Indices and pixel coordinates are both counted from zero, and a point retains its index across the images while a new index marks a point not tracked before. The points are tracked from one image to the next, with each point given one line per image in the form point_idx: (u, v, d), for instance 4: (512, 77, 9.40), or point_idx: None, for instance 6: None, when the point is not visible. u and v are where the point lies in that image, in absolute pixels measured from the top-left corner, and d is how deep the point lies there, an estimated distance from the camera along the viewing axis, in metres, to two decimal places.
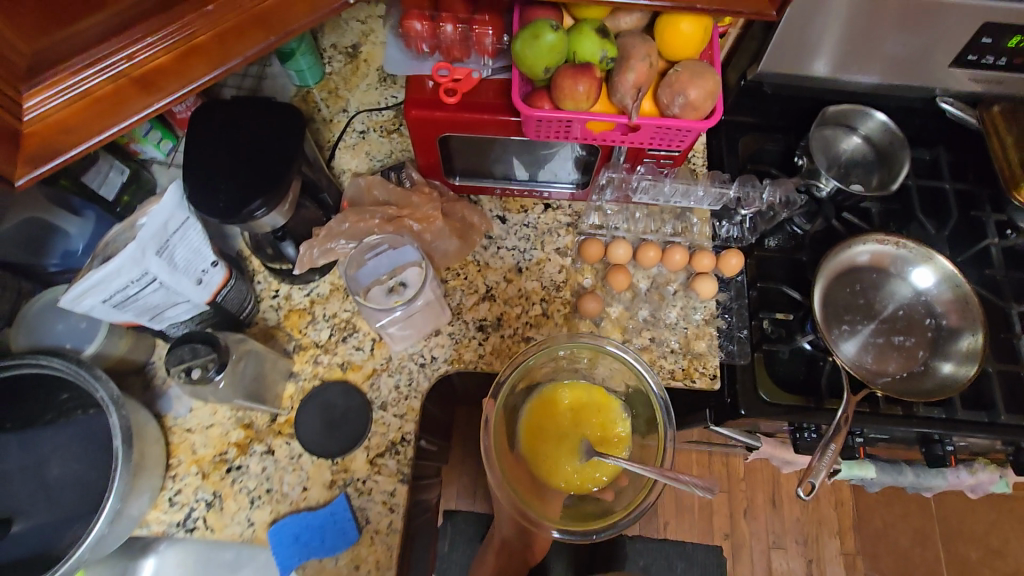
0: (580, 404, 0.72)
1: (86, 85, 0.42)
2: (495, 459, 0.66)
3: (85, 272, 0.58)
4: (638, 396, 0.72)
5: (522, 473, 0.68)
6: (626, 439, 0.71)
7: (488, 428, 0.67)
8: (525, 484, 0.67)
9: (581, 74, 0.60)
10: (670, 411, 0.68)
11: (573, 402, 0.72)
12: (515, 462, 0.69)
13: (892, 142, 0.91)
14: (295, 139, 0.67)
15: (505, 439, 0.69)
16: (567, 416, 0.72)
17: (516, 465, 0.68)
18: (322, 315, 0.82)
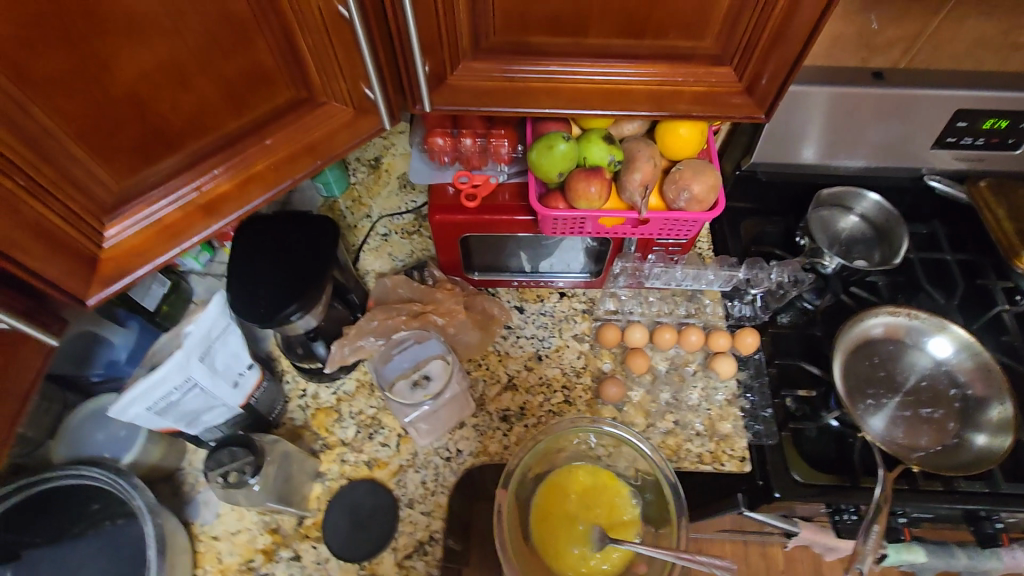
0: (587, 488, 0.72)
1: (160, 213, 0.48)
2: (510, 554, 0.65)
3: (133, 382, 0.61)
4: (650, 483, 0.72)
5: (535, 562, 0.68)
6: (633, 522, 0.71)
7: (501, 523, 0.66)
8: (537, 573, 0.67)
9: (593, 176, 0.65)
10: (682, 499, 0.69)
11: (578, 487, 0.72)
12: (528, 550, 0.68)
13: (888, 219, 0.95)
14: (329, 247, 0.73)
15: (519, 529, 0.69)
16: (575, 502, 0.71)
17: (531, 558, 0.68)
18: (348, 412, 0.83)
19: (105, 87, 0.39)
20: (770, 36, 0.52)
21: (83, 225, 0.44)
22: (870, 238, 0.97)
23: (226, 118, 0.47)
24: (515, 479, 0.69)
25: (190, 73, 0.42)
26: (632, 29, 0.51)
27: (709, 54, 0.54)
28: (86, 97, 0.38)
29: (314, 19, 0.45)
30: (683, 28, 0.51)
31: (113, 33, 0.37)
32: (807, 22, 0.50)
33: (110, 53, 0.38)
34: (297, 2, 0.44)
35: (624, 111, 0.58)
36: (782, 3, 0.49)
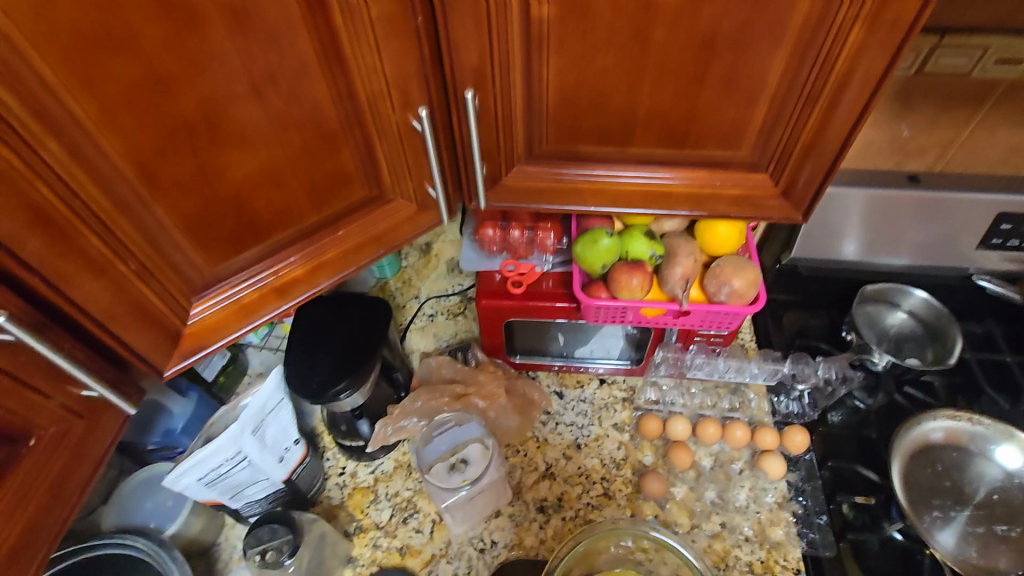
0: None
1: (239, 294, 0.53)
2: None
3: (188, 452, 0.64)
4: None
5: None
6: None
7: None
8: None
9: (636, 269, 0.68)
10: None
11: None
12: None
13: (939, 318, 0.94)
14: (380, 328, 0.76)
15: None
16: None
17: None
18: (384, 494, 0.83)
19: (214, 187, 0.45)
20: (805, 146, 0.56)
21: (174, 304, 0.49)
22: (920, 336, 0.95)
23: (308, 213, 0.53)
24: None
25: (284, 175, 0.48)
26: (673, 137, 0.56)
27: (746, 160, 0.58)
28: (198, 195, 0.45)
29: (392, 131, 0.52)
30: (721, 138, 0.56)
31: (228, 144, 0.43)
32: (840, 134, 0.53)
33: (223, 159, 0.44)
34: (380, 118, 0.50)
35: (663, 211, 0.62)
36: (815, 117, 0.53)
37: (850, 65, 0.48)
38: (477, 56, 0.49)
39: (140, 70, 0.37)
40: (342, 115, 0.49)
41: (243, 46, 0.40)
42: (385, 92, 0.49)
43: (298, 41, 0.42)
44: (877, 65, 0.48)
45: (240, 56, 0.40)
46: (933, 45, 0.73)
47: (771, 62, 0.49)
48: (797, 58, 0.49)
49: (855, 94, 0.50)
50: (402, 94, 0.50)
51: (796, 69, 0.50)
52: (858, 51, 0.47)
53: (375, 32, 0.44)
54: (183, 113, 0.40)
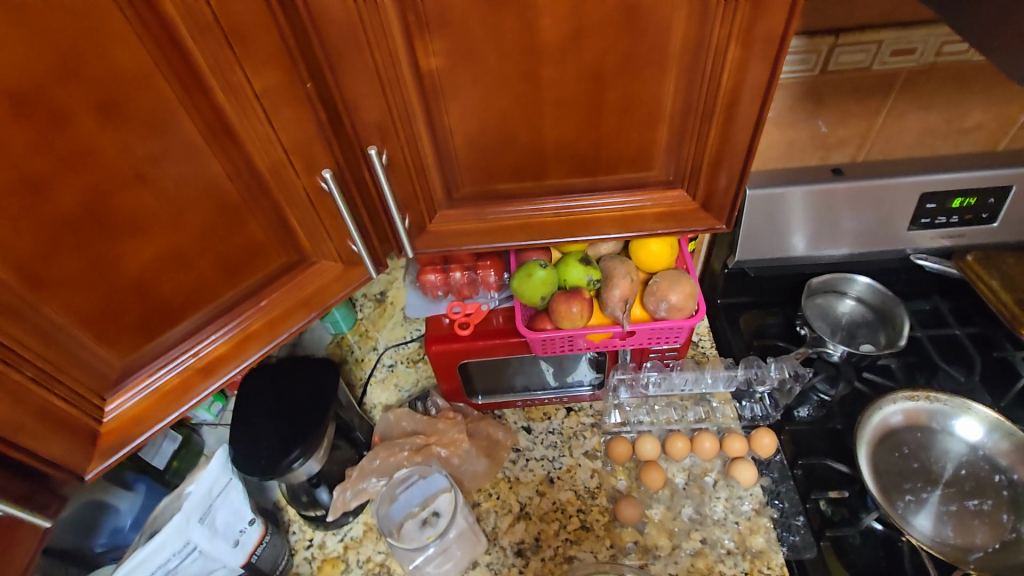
0: None
1: (159, 381, 0.51)
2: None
3: (131, 551, 0.60)
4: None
5: None
6: None
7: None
8: None
9: (573, 296, 0.68)
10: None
11: None
12: None
13: (884, 301, 0.96)
14: (331, 389, 0.74)
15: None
16: None
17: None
18: (356, 561, 0.79)
19: (111, 278, 0.44)
20: (713, 159, 0.57)
21: (86, 403, 0.47)
22: (871, 321, 0.97)
23: (223, 288, 0.51)
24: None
25: (190, 255, 0.47)
26: (586, 166, 0.57)
27: (662, 178, 0.59)
28: (94, 290, 0.43)
29: (301, 195, 0.51)
30: (632, 160, 0.57)
31: (120, 234, 0.42)
32: (743, 144, 0.55)
33: (116, 250, 0.43)
34: (285, 184, 0.50)
35: (593, 237, 0.62)
36: (716, 130, 0.54)
37: (738, 79, 0.50)
38: (376, 112, 0.49)
39: (6, 173, 0.35)
40: (243, 188, 0.48)
41: (120, 136, 0.39)
42: (286, 159, 0.48)
43: (182, 122, 0.42)
44: (762, 77, 0.49)
45: (119, 146, 0.39)
46: (831, 45, 0.76)
47: (663, 84, 0.50)
48: (687, 78, 0.50)
49: (748, 106, 0.52)
50: (305, 158, 0.49)
51: (688, 88, 0.51)
52: (742, 65, 0.49)
53: (263, 103, 0.44)
54: (63, 210, 0.39)
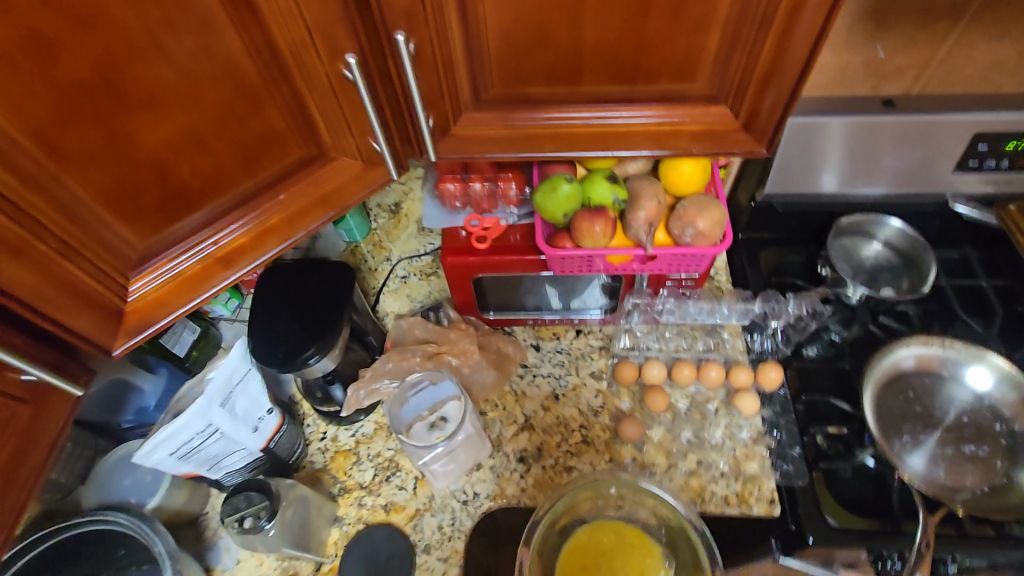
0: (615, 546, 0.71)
1: (180, 266, 0.51)
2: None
3: (157, 427, 0.64)
4: (680, 534, 0.70)
5: None
6: None
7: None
8: None
9: (597, 215, 0.66)
10: (715, 546, 0.67)
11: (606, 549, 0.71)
12: None
13: (913, 247, 0.93)
14: (345, 291, 0.75)
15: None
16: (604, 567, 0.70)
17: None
18: (366, 455, 0.83)
19: (128, 155, 0.42)
20: (763, 74, 0.53)
21: (109, 281, 0.47)
22: (896, 266, 0.94)
23: (240, 177, 0.50)
24: (536, 537, 0.68)
25: (207, 138, 0.46)
26: (626, 72, 0.53)
27: (704, 93, 0.55)
28: (111, 165, 0.42)
29: (322, 82, 0.48)
30: (675, 70, 0.53)
31: (136, 107, 0.40)
32: (798, 58, 0.50)
33: (132, 125, 0.41)
34: (306, 69, 0.47)
35: (624, 152, 0.59)
36: (771, 41, 0.50)
37: None
38: None
39: (15, 29, 0.33)
40: (262, 69, 0.45)
41: None
42: (308, 41, 0.45)
43: None
44: None
45: (132, 8, 0.37)
46: None
47: None
48: None
49: (811, 14, 0.47)
50: (327, 43, 0.46)
51: None
52: None
53: None
54: (76, 76, 0.37)
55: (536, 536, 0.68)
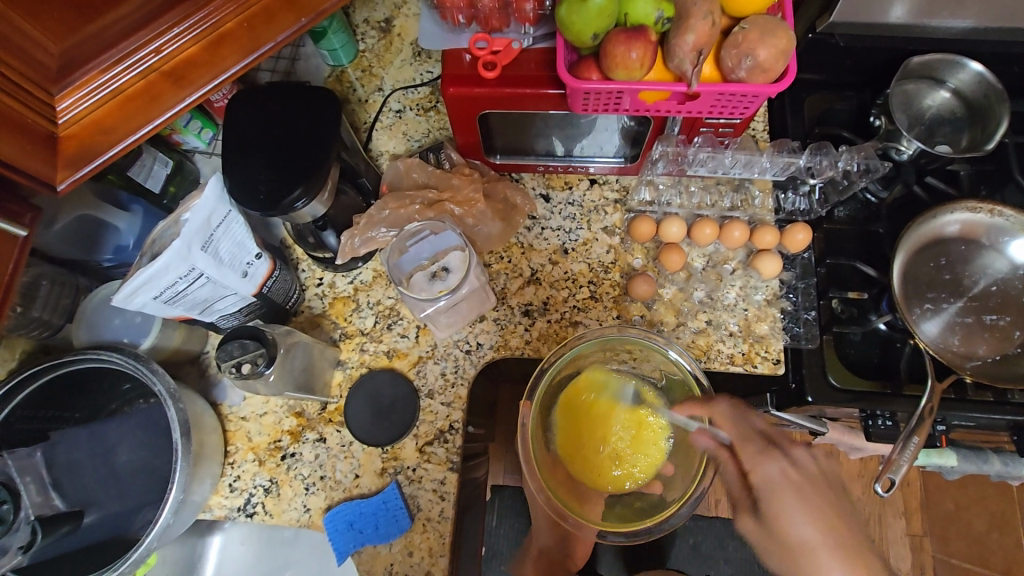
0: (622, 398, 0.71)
1: (118, 82, 0.41)
2: (535, 467, 0.65)
3: (135, 269, 0.58)
4: (678, 388, 0.70)
5: (563, 476, 0.68)
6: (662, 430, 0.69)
7: (523, 433, 0.67)
8: (566, 489, 0.67)
9: (635, 38, 0.53)
10: (711, 395, 0.68)
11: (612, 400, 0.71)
12: (553, 464, 0.68)
13: (987, 95, 0.78)
14: (332, 125, 0.65)
15: (541, 433, 0.68)
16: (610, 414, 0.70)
17: (557, 472, 0.67)
18: (366, 302, 0.81)
19: None
20: None
21: (27, 95, 0.38)
22: (959, 118, 0.81)
23: None
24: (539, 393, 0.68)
25: None
26: None
27: None
28: None
29: None
30: None
31: None
32: None
33: None
34: None
35: None
36: None
37: None
38: None
39: None
40: None
41: None
42: None
43: None
44: None
45: None
46: None
47: None
48: None
49: None
50: None
51: None
52: None
53: None
54: None
55: (540, 390, 0.68)
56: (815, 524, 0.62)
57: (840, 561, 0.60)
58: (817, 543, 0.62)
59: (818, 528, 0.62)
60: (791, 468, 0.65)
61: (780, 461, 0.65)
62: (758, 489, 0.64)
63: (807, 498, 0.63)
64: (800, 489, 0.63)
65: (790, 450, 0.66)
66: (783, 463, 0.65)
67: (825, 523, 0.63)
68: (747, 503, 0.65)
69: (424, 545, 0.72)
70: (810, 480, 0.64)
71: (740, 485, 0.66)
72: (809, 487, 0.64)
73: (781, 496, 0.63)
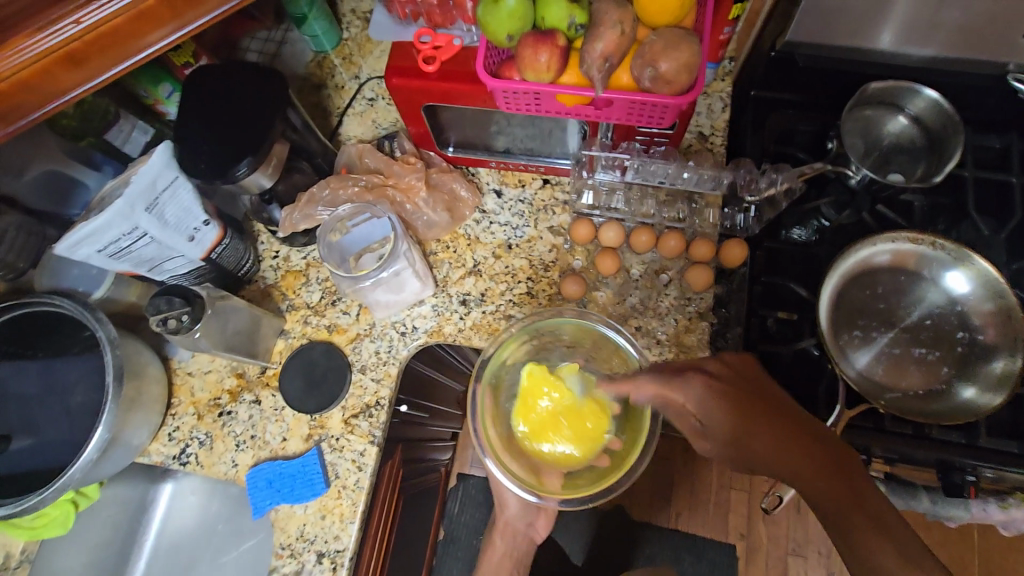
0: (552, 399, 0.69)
1: (41, 46, 0.45)
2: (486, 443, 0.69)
3: (81, 223, 0.63)
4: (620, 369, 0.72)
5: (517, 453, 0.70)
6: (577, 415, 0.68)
7: (473, 413, 0.70)
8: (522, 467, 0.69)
9: (542, 42, 0.54)
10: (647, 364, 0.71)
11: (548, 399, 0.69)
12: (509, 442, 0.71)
13: (945, 125, 0.76)
14: (279, 104, 0.69)
15: (497, 416, 0.72)
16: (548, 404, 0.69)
17: (511, 449, 0.70)
18: (315, 278, 0.86)
19: None
20: None
21: None
22: (917, 147, 0.80)
23: None
24: (487, 373, 0.72)
25: None
26: None
27: None
28: None
29: None
30: None
31: None
32: None
33: None
34: None
35: None
36: None
37: None
38: None
39: None
40: None
41: None
42: None
43: None
44: None
45: None
46: None
47: None
48: None
49: None
50: None
51: None
52: None
53: None
54: None
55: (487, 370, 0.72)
56: (765, 429, 0.61)
57: (787, 451, 0.59)
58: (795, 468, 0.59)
59: (770, 430, 0.61)
60: (720, 388, 0.63)
61: (698, 378, 0.65)
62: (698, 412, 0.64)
63: (726, 398, 0.63)
64: (732, 397, 0.63)
65: (703, 363, 0.66)
66: (697, 382, 0.64)
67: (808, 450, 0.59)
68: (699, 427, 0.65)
69: (336, 510, 0.76)
70: (736, 391, 0.63)
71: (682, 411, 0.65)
72: (729, 403, 0.62)
73: (713, 406, 0.63)
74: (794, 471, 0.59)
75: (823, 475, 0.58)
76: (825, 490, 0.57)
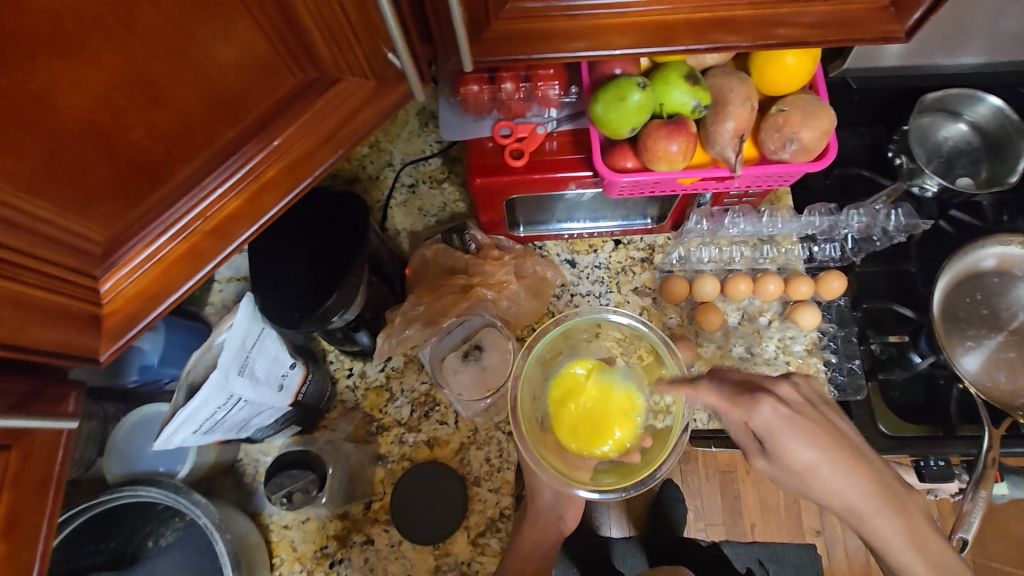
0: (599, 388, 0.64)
1: (162, 249, 0.39)
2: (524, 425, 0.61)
3: (172, 408, 0.55)
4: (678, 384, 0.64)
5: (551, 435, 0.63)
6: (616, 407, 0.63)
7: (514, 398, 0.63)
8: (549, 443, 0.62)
9: (676, 131, 0.51)
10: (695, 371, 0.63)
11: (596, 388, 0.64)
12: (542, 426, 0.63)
13: (1004, 127, 0.78)
14: (359, 228, 0.64)
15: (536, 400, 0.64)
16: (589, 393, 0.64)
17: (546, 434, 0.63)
18: (400, 390, 0.79)
19: (51, 128, 0.29)
20: None
21: (75, 287, 0.36)
22: (977, 149, 0.81)
23: (219, 129, 0.37)
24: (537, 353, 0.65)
25: (160, 86, 0.32)
26: None
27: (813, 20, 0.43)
28: (31, 147, 0.29)
29: None
30: None
31: (41, 51, 0.27)
32: None
33: (49, 80, 0.28)
34: None
35: (706, 47, 0.44)
36: None
37: None
38: None
39: None
40: None
41: None
42: None
43: None
44: None
45: None
46: None
47: None
48: None
49: None
50: None
51: None
52: None
53: None
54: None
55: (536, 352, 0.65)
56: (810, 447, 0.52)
57: (844, 473, 0.52)
58: (820, 466, 0.52)
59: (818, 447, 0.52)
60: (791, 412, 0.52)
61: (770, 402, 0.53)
62: (760, 433, 0.52)
63: (800, 422, 0.52)
64: (801, 424, 0.52)
65: (774, 388, 0.54)
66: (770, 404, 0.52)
67: (846, 462, 0.52)
68: (758, 447, 0.54)
69: None
70: (806, 412, 0.53)
71: (745, 430, 0.54)
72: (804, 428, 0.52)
73: (794, 431, 0.52)
74: (853, 496, 0.53)
75: (888, 505, 0.53)
76: (884, 514, 0.53)
